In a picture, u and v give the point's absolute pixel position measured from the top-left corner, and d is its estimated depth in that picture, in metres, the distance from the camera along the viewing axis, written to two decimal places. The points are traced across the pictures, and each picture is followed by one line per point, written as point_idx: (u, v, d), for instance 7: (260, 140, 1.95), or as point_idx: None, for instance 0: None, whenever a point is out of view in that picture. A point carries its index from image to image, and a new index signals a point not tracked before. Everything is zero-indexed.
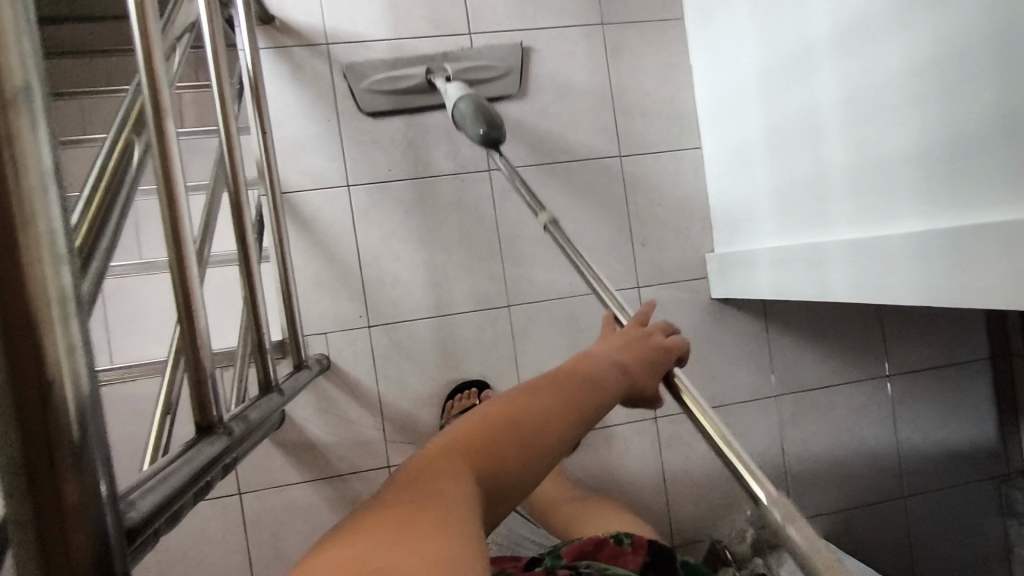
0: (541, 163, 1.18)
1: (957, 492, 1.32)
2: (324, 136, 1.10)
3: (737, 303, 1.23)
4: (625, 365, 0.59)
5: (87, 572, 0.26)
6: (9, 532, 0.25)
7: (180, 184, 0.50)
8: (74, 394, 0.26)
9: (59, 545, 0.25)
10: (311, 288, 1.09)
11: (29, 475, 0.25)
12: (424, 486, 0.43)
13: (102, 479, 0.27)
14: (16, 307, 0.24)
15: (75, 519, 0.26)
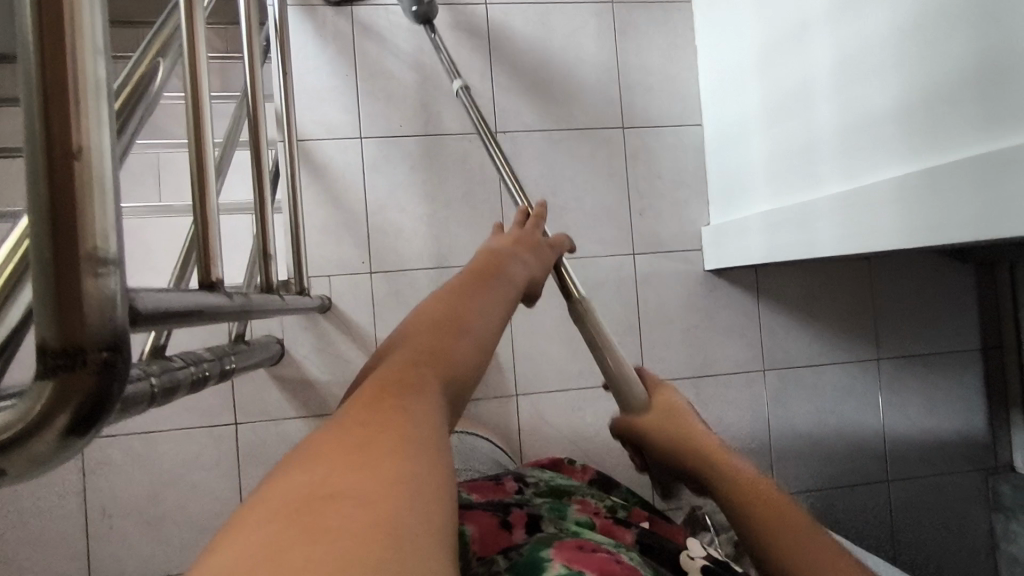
0: (547, 129, 1.22)
1: (942, 479, 1.34)
2: (341, 90, 1.15)
3: (730, 277, 1.27)
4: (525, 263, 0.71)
5: (96, 308, 0.33)
6: (36, 264, 0.32)
7: (206, 82, 0.57)
8: (98, 163, 0.33)
9: (74, 279, 0.32)
10: (318, 232, 1.14)
11: (55, 220, 0.32)
12: (382, 412, 0.41)
13: (112, 246, 0.34)
14: (62, 78, 0.31)
15: (89, 266, 0.32)
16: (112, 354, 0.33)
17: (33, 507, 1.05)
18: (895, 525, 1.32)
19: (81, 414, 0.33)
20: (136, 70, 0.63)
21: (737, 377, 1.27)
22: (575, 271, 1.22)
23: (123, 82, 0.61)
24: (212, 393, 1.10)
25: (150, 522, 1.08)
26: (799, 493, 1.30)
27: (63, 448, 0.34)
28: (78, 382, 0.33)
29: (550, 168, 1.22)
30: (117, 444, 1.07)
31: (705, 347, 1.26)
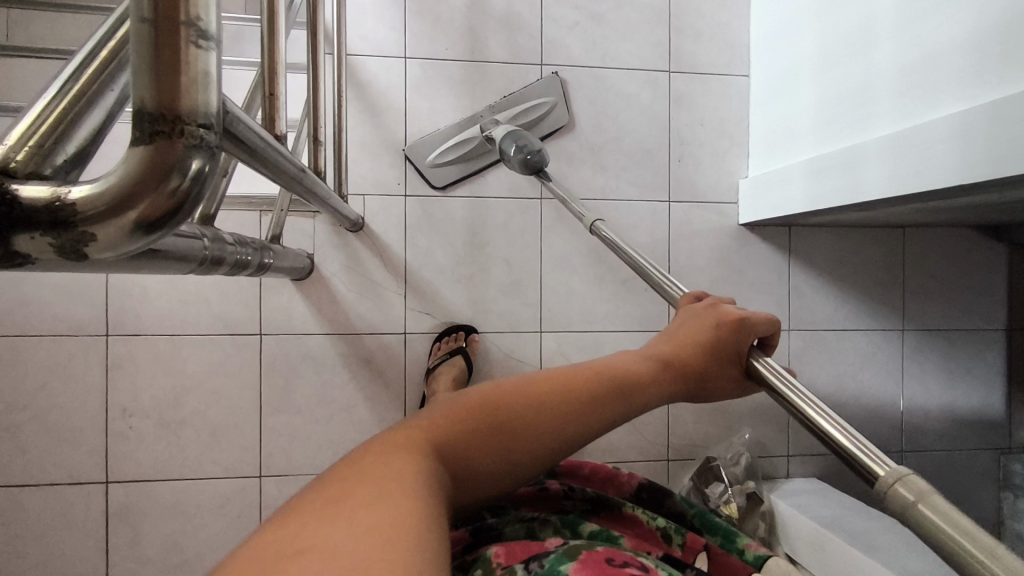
0: (592, 66, 1.20)
1: (954, 455, 1.34)
2: (387, 7, 1.13)
3: (763, 234, 1.26)
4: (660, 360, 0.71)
5: (190, 112, 0.32)
6: (135, 60, 0.31)
7: None
8: None
9: (170, 78, 0.31)
10: (355, 150, 1.12)
11: (155, 15, 0.30)
12: (393, 455, 0.52)
13: (209, 52, 0.33)
14: None
15: (186, 66, 0.32)
16: (202, 141, 0.33)
17: (54, 400, 1.05)
18: None
19: (165, 201, 0.32)
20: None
21: None
22: (608, 215, 1.21)
23: None
24: (238, 301, 1.09)
25: (169, 426, 1.08)
26: (813, 457, 1.29)
27: (133, 241, 0.33)
28: (168, 160, 0.32)
29: (593, 108, 1.20)
30: (142, 344, 1.07)
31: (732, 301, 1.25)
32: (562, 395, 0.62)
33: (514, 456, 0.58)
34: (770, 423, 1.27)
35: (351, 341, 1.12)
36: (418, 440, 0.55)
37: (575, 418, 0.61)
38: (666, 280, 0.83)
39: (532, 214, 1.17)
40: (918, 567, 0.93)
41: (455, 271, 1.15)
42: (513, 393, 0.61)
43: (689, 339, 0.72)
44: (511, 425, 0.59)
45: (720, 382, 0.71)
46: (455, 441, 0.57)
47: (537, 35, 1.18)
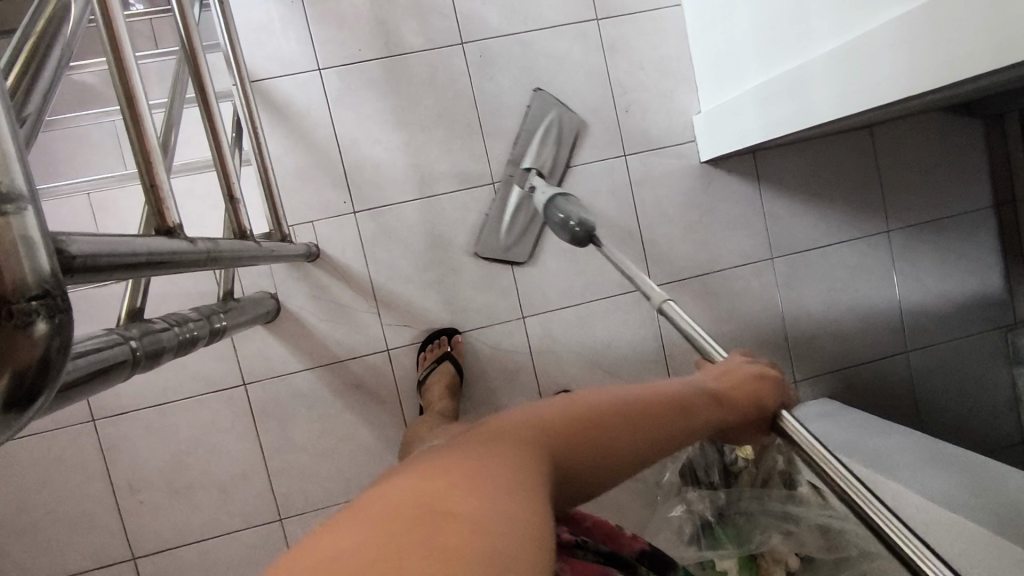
0: (515, 32, 1.13)
1: (961, 344, 1.32)
2: (288, 20, 1.07)
3: (729, 166, 1.21)
4: (714, 394, 0.61)
5: (25, 295, 0.29)
6: None
7: (120, 24, 0.50)
8: None
9: None
10: (291, 178, 1.08)
11: None
12: (481, 452, 0.48)
13: (30, 225, 0.29)
14: None
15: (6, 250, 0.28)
16: (42, 304, 0.30)
17: (60, 492, 1.05)
18: (918, 395, 1.31)
19: (20, 380, 0.29)
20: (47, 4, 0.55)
21: (744, 269, 1.24)
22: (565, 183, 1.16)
23: (23, 36, 0.53)
24: (215, 358, 1.08)
25: (178, 493, 1.08)
26: (819, 377, 1.28)
27: (3, 426, 0.30)
28: (8, 337, 0.28)
29: (524, 76, 1.14)
30: (130, 420, 1.06)
31: (708, 242, 1.22)
32: (639, 421, 0.55)
33: (592, 461, 0.53)
34: (770, 354, 1.25)
35: (336, 370, 1.11)
36: (493, 441, 0.50)
37: (645, 438, 0.54)
38: (702, 340, 0.68)
39: (487, 202, 1.14)
40: (939, 480, 0.91)
41: (423, 277, 1.12)
42: (597, 408, 0.55)
43: (731, 375, 0.63)
44: (596, 438, 0.54)
45: (755, 432, 0.61)
46: (549, 453, 0.51)
47: (450, 13, 1.11)
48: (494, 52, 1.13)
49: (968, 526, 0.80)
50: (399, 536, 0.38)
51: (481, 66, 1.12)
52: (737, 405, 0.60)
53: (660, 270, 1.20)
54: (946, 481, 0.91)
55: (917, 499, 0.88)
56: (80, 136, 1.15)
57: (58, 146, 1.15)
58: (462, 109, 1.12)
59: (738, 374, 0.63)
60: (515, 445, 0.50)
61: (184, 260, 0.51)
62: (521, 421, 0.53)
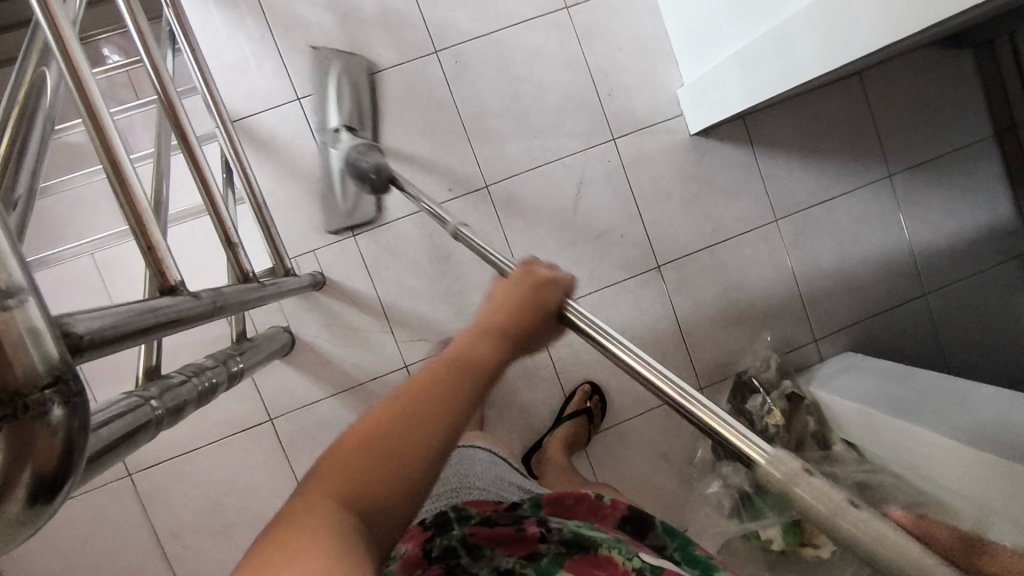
0: (486, 32, 1.12)
1: (979, 279, 1.30)
2: (260, 54, 1.07)
3: (720, 134, 1.20)
4: (504, 326, 0.54)
5: (37, 386, 0.29)
6: None
7: (94, 91, 0.50)
8: None
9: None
10: (286, 210, 1.09)
11: None
12: (288, 550, 0.37)
13: (34, 315, 0.30)
14: None
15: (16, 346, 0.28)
16: (55, 392, 0.30)
17: (108, 548, 1.07)
18: (941, 336, 1.30)
19: (43, 470, 0.30)
20: (23, 76, 0.55)
21: (749, 235, 1.22)
22: (558, 175, 1.16)
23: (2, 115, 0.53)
24: (238, 397, 1.09)
25: (221, 534, 1.10)
26: (838, 333, 1.27)
27: (33, 516, 0.30)
28: (26, 429, 0.29)
29: (502, 74, 1.13)
30: (166, 469, 1.08)
31: (709, 214, 1.21)
32: (442, 403, 0.47)
33: (414, 472, 0.44)
34: (787, 317, 1.24)
35: (358, 393, 1.11)
36: (295, 531, 0.38)
37: (453, 396, 0.48)
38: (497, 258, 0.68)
39: (483, 206, 1.14)
40: (979, 418, 0.88)
41: (430, 290, 1.13)
42: (392, 416, 0.46)
43: (504, 292, 0.56)
44: (401, 442, 0.45)
45: (548, 333, 0.58)
46: (359, 479, 0.43)
47: (419, 22, 1.10)
48: (469, 55, 1.12)
49: (1004, 462, 0.79)
50: None
51: (458, 71, 1.12)
52: (529, 320, 0.55)
53: (665, 248, 1.20)
54: (978, 419, 0.88)
55: (951, 443, 0.86)
56: (75, 198, 1.16)
57: (56, 211, 1.16)
58: (445, 117, 1.12)
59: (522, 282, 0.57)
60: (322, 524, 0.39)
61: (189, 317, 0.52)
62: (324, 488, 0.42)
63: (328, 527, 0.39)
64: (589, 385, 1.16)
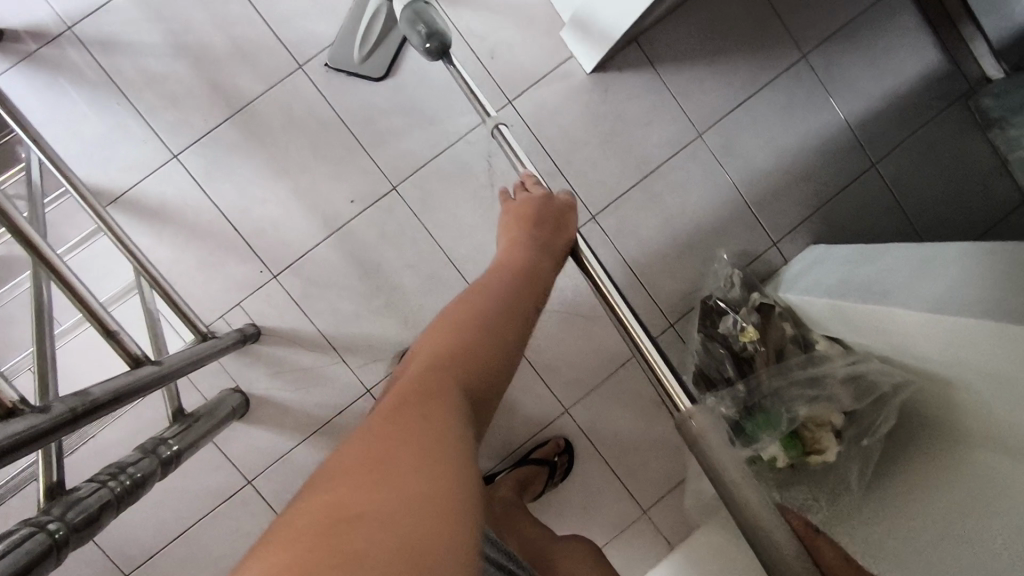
0: (347, 30, 1.05)
1: (925, 133, 1.23)
2: (124, 122, 1.01)
3: (621, 63, 1.12)
4: (537, 239, 0.72)
5: None
6: None
7: None
8: None
9: None
10: (199, 272, 1.04)
11: None
12: (423, 396, 0.48)
13: None
14: None
15: None
16: None
17: None
18: (902, 202, 1.23)
19: None
20: None
21: (678, 158, 1.16)
22: (465, 156, 1.08)
23: None
24: (211, 469, 1.06)
25: None
26: (799, 229, 1.20)
27: None
28: None
29: None
30: (160, 559, 1.05)
31: (631, 148, 1.14)
32: (506, 320, 0.59)
33: (495, 373, 0.55)
34: (740, 229, 1.19)
35: (329, 431, 1.09)
36: (422, 388, 0.49)
37: (513, 313, 0.61)
38: (510, 153, 0.78)
39: (398, 208, 1.07)
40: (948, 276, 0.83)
41: (370, 308, 1.08)
42: (474, 317, 0.58)
43: (524, 211, 0.76)
44: (485, 345, 0.56)
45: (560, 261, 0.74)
46: (467, 362, 0.54)
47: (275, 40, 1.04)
48: (391, 69, 1.05)
49: (997, 324, 0.72)
50: (360, 509, 0.37)
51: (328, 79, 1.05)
52: (557, 240, 0.73)
53: (596, 197, 1.14)
54: (959, 279, 0.81)
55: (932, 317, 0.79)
56: None
57: None
58: (334, 132, 1.05)
59: (538, 203, 0.76)
60: (440, 387, 0.50)
61: (87, 411, 0.54)
62: (432, 363, 0.53)
63: (449, 419, 0.46)
64: (563, 439, 1.13)
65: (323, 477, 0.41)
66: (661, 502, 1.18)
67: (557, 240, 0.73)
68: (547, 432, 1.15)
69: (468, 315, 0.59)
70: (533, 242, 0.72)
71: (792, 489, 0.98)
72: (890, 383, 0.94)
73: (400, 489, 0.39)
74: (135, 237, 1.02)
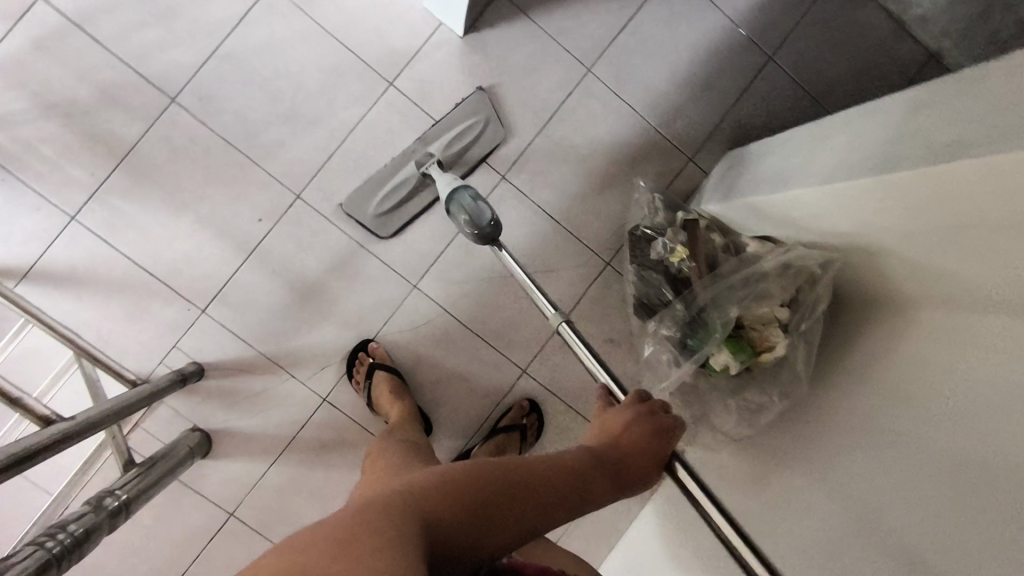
0: (209, 53, 1.04)
1: (814, 14, 1.20)
2: (13, 196, 1.01)
3: (492, 18, 1.10)
4: (620, 439, 0.73)
5: None
6: None
7: None
8: None
9: None
10: (130, 324, 1.05)
11: None
12: (407, 509, 0.52)
13: None
14: None
15: None
16: None
17: None
18: (806, 87, 1.21)
19: None
20: None
21: (573, 98, 1.15)
22: (359, 148, 1.08)
23: None
24: (190, 510, 1.08)
25: None
26: (710, 139, 1.20)
27: None
28: None
29: (249, 83, 1.05)
30: None
31: (523, 101, 1.13)
32: (515, 493, 0.60)
33: (491, 534, 0.57)
34: (652, 154, 1.18)
35: (295, 446, 1.10)
36: (416, 500, 0.54)
37: (529, 494, 0.61)
38: (592, 366, 0.76)
39: (307, 216, 1.08)
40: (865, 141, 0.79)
41: (304, 319, 1.09)
42: (493, 473, 0.60)
43: (616, 416, 0.76)
44: (487, 499, 0.58)
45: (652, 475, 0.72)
46: (464, 499, 0.56)
47: (140, 80, 1.03)
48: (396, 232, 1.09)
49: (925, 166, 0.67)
50: None
51: (203, 106, 1.04)
52: (649, 452, 0.72)
53: (500, 157, 1.13)
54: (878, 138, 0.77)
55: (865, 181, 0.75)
56: None
57: None
58: (222, 155, 1.05)
59: (648, 420, 0.75)
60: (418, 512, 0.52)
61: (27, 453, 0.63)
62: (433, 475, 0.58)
63: (408, 545, 0.48)
64: (527, 400, 1.15)
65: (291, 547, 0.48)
66: None
67: (644, 457, 0.71)
68: (511, 398, 1.16)
69: (494, 467, 0.61)
70: (618, 429, 0.74)
71: (745, 393, 1.00)
72: (819, 261, 0.94)
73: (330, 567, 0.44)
74: (51, 309, 1.03)
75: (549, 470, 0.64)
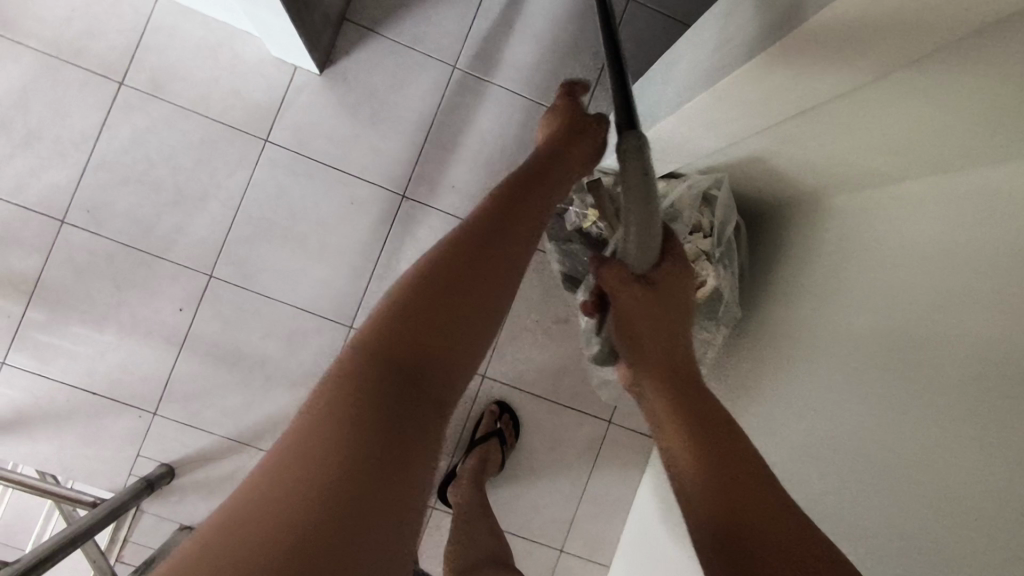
0: (82, 166, 1.04)
1: None
2: None
3: (344, 48, 1.10)
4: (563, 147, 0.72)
5: None
6: None
7: None
8: None
9: None
10: (88, 446, 1.06)
11: None
12: (383, 362, 0.49)
13: None
14: None
15: None
16: None
17: None
18: (673, 14, 1.16)
19: None
20: None
21: (446, 97, 1.13)
22: (255, 212, 1.08)
23: None
24: None
25: None
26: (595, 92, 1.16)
27: None
28: None
29: (128, 183, 1.06)
30: None
31: (399, 115, 1.12)
32: (468, 270, 0.56)
33: (473, 319, 0.54)
34: (543, 126, 1.15)
35: None
36: (389, 343, 0.50)
37: (494, 268, 0.58)
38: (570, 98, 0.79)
39: (225, 292, 1.08)
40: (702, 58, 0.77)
41: (254, 391, 1.09)
42: (427, 275, 0.54)
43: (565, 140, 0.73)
44: (445, 289, 0.54)
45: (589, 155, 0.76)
46: (423, 311, 0.52)
47: (25, 212, 1.03)
48: None
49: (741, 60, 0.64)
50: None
51: (92, 218, 1.05)
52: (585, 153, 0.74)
53: (394, 177, 1.12)
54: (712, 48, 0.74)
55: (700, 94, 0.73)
56: None
57: None
58: (125, 258, 1.06)
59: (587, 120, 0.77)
60: (393, 356, 0.50)
61: None
62: (395, 302, 0.53)
63: (393, 415, 0.47)
64: (495, 403, 1.14)
65: (282, 449, 0.45)
66: (618, 407, 1.17)
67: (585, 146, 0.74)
68: (480, 406, 1.15)
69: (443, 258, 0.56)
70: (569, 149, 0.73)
71: (688, 332, 0.99)
72: (709, 180, 0.95)
73: (331, 491, 0.42)
74: (13, 457, 1.06)
75: (482, 248, 0.58)
